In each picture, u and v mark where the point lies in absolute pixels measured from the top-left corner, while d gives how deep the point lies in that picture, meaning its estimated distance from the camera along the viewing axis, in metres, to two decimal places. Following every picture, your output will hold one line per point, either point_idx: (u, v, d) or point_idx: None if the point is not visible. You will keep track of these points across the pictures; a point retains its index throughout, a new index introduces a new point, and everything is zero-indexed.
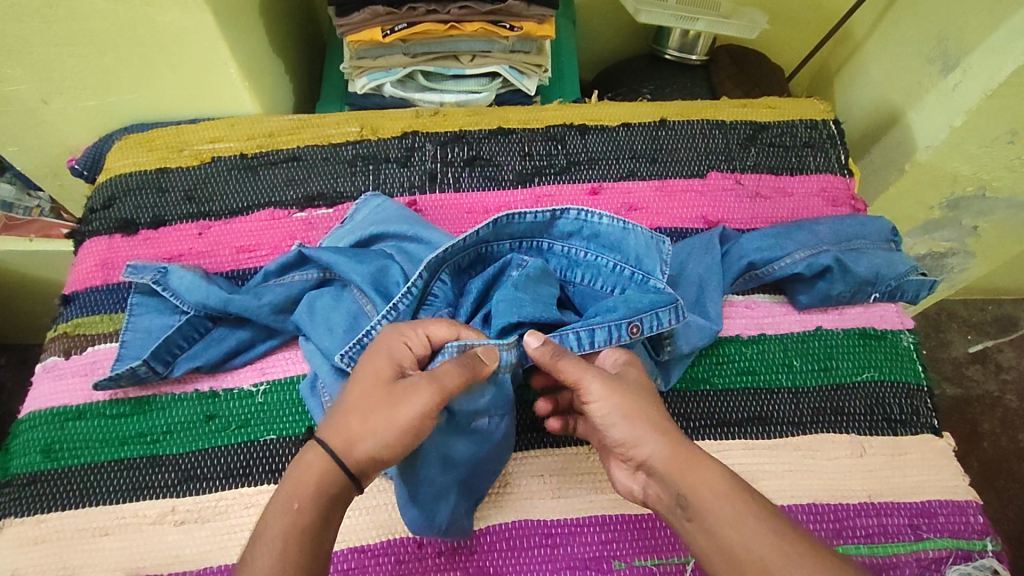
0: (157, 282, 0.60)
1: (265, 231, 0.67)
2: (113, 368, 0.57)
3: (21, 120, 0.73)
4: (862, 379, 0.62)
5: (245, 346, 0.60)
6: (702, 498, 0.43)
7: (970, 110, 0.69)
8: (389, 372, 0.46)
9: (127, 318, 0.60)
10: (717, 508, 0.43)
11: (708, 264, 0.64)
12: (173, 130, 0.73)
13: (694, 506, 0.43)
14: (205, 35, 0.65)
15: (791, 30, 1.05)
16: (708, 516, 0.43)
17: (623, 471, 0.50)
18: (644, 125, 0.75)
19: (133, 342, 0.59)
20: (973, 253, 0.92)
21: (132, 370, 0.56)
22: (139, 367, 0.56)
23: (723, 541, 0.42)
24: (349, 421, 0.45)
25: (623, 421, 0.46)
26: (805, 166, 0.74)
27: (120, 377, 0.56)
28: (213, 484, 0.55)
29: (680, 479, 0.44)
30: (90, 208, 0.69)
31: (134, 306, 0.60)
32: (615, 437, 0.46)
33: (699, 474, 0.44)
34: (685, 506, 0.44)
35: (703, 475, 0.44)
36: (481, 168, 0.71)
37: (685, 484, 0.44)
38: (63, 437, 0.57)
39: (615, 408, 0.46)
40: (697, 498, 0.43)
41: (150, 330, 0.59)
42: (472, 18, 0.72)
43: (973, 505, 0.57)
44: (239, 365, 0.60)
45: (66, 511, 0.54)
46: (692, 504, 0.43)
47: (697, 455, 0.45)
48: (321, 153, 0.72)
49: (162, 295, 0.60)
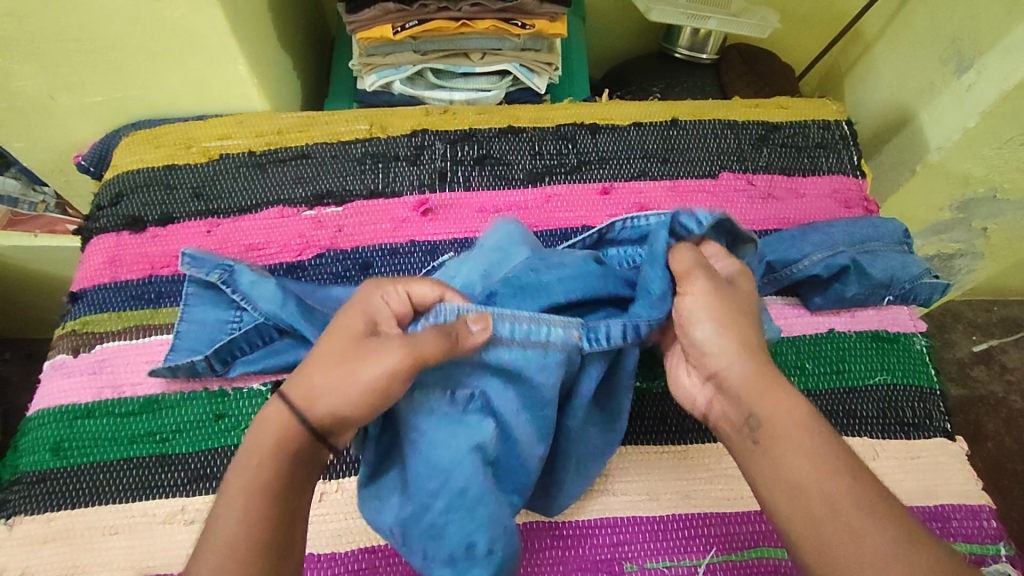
0: (224, 280, 0.59)
1: (273, 229, 0.67)
2: (169, 358, 0.58)
3: (28, 115, 0.72)
4: (874, 381, 0.62)
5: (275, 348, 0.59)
6: (779, 424, 0.44)
7: (985, 112, 0.69)
8: (362, 328, 0.46)
9: (183, 308, 0.60)
10: (790, 438, 0.43)
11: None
12: (181, 126, 0.73)
13: (769, 428, 0.44)
14: (215, 31, 0.65)
15: (801, 29, 1.05)
16: (781, 446, 0.43)
17: (690, 378, 0.51)
18: (656, 124, 0.75)
19: (188, 334, 0.59)
20: (982, 254, 0.91)
21: (191, 364, 0.57)
22: (199, 363, 0.57)
23: (791, 470, 0.42)
24: (308, 371, 0.44)
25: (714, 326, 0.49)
26: (817, 166, 0.74)
27: (178, 367, 0.57)
28: (223, 483, 0.55)
29: (755, 399, 0.45)
30: (98, 205, 0.69)
31: (189, 296, 0.60)
32: (697, 336, 0.49)
33: (775, 399, 0.45)
34: (755, 428, 0.45)
35: (780, 402, 0.45)
36: (491, 167, 0.71)
37: (763, 404, 0.45)
38: (71, 435, 0.56)
39: (713, 309, 0.49)
40: (772, 422, 0.44)
41: (204, 323, 0.59)
42: (484, 16, 0.71)
43: (986, 509, 0.57)
44: (267, 368, 0.58)
45: (76, 509, 0.54)
46: (764, 426, 0.44)
47: (779, 382, 0.46)
48: (330, 151, 0.71)
49: (217, 292, 0.60)
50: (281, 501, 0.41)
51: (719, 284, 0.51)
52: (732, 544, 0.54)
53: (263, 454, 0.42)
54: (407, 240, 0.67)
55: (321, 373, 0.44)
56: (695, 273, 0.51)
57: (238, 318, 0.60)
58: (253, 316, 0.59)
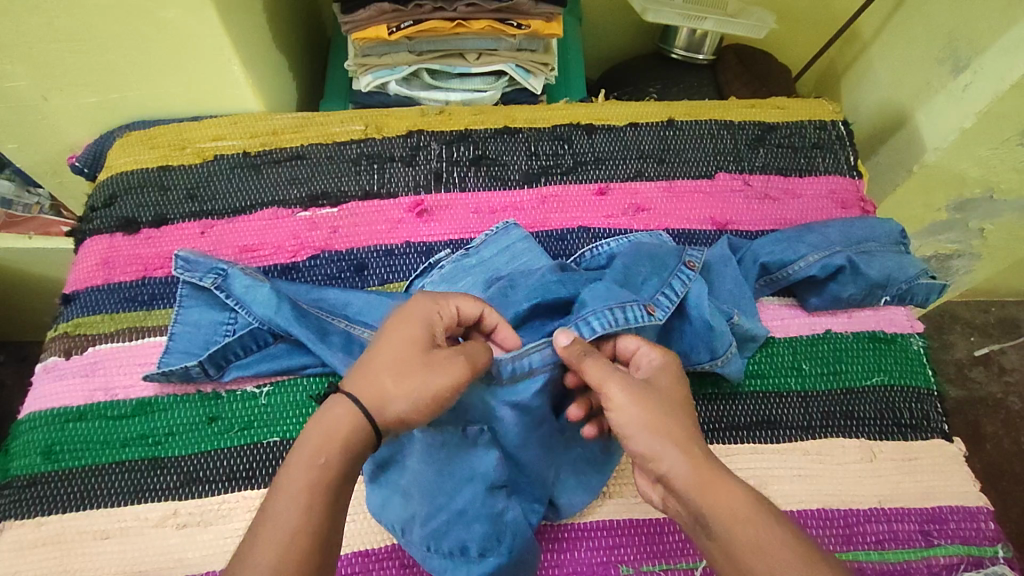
0: (218, 285, 0.59)
1: (267, 230, 0.66)
2: (163, 363, 0.57)
3: (21, 116, 0.72)
4: (871, 382, 0.61)
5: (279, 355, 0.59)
6: (723, 522, 0.41)
7: (981, 112, 0.69)
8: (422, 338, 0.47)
9: (177, 309, 0.60)
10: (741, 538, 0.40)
11: (698, 281, 0.59)
12: (175, 127, 0.72)
13: (718, 527, 0.41)
14: (209, 32, 0.64)
15: (797, 30, 1.05)
16: (733, 539, 0.40)
17: (645, 481, 0.49)
18: (652, 125, 0.74)
19: (182, 336, 0.59)
20: (979, 255, 0.91)
21: (185, 370, 0.56)
22: (194, 368, 0.56)
23: (745, 565, 0.40)
24: (376, 377, 0.45)
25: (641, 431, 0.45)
26: (813, 167, 0.73)
27: (172, 373, 0.56)
28: (216, 487, 0.54)
29: (700, 499, 0.42)
30: (91, 206, 0.68)
31: (184, 297, 0.60)
32: (635, 448, 0.46)
33: (718, 492, 0.42)
34: (706, 526, 0.42)
35: (722, 494, 0.42)
36: (487, 168, 0.71)
37: (707, 504, 0.42)
38: (63, 438, 0.56)
39: (635, 418, 0.45)
40: (717, 520, 0.41)
41: (199, 325, 0.59)
42: (479, 16, 0.71)
43: (983, 511, 0.57)
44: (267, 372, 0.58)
45: (68, 513, 0.53)
46: (712, 525, 0.42)
47: (721, 474, 0.43)
48: (325, 152, 0.71)
49: (214, 294, 0.60)
50: (336, 506, 0.41)
51: (633, 385, 0.47)
52: None
53: (330, 452, 0.42)
54: (402, 241, 0.66)
55: (391, 378, 0.45)
56: (609, 381, 0.47)
57: (233, 319, 0.60)
58: (247, 320, 0.59)
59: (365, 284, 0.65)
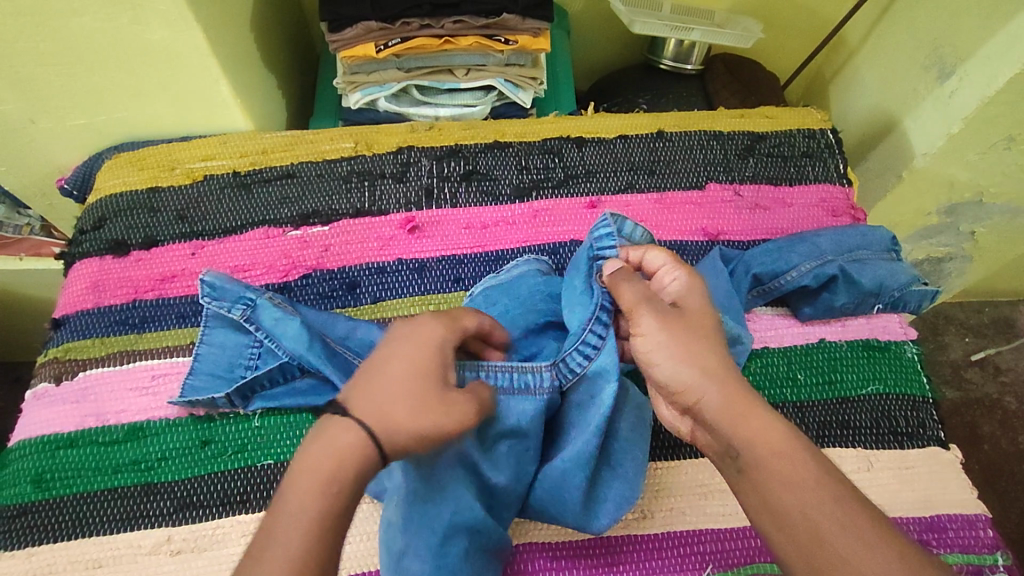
0: (248, 317, 0.58)
1: (258, 250, 0.66)
2: (185, 387, 0.57)
3: (9, 140, 0.72)
4: (866, 392, 0.61)
5: (276, 380, 0.58)
6: (760, 455, 0.41)
7: (968, 118, 0.69)
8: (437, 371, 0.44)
9: (202, 331, 0.60)
10: (773, 473, 0.40)
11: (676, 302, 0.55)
12: (165, 148, 0.72)
13: (751, 458, 0.41)
14: (197, 52, 0.64)
15: (784, 40, 1.05)
16: (766, 474, 0.40)
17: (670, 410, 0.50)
18: (642, 136, 0.75)
19: (207, 357, 0.58)
20: (971, 257, 0.92)
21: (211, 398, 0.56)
22: (218, 398, 0.56)
23: (775, 502, 0.39)
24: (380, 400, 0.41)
25: (668, 362, 0.46)
26: (803, 176, 0.74)
27: (198, 402, 0.56)
28: (210, 512, 0.54)
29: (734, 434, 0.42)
30: (80, 229, 0.68)
31: (209, 319, 0.59)
32: (658, 376, 0.47)
33: (752, 425, 0.42)
34: (736, 458, 0.42)
35: (758, 426, 0.42)
36: (478, 183, 0.71)
37: (737, 438, 0.42)
38: (53, 466, 0.55)
39: (663, 344, 0.46)
40: (754, 451, 0.41)
41: (225, 346, 0.59)
42: (467, 32, 0.71)
43: (982, 518, 0.56)
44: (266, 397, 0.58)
45: (57, 543, 0.52)
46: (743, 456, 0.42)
47: (753, 404, 0.44)
48: (316, 170, 0.71)
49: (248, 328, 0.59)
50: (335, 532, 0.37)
51: (665, 312, 0.48)
52: (729, 560, 0.53)
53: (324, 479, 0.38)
54: (394, 258, 0.66)
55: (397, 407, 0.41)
56: (640, 311, 0.48)
57: (257, 342, 0.59)
58: (273, 349, 0.58)
59: (357, 303, 0.64)
